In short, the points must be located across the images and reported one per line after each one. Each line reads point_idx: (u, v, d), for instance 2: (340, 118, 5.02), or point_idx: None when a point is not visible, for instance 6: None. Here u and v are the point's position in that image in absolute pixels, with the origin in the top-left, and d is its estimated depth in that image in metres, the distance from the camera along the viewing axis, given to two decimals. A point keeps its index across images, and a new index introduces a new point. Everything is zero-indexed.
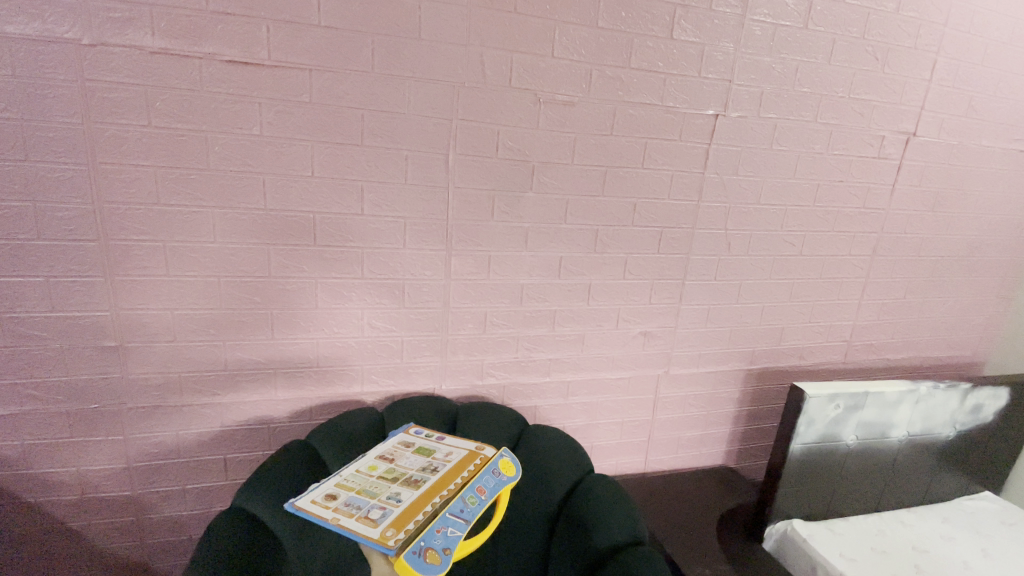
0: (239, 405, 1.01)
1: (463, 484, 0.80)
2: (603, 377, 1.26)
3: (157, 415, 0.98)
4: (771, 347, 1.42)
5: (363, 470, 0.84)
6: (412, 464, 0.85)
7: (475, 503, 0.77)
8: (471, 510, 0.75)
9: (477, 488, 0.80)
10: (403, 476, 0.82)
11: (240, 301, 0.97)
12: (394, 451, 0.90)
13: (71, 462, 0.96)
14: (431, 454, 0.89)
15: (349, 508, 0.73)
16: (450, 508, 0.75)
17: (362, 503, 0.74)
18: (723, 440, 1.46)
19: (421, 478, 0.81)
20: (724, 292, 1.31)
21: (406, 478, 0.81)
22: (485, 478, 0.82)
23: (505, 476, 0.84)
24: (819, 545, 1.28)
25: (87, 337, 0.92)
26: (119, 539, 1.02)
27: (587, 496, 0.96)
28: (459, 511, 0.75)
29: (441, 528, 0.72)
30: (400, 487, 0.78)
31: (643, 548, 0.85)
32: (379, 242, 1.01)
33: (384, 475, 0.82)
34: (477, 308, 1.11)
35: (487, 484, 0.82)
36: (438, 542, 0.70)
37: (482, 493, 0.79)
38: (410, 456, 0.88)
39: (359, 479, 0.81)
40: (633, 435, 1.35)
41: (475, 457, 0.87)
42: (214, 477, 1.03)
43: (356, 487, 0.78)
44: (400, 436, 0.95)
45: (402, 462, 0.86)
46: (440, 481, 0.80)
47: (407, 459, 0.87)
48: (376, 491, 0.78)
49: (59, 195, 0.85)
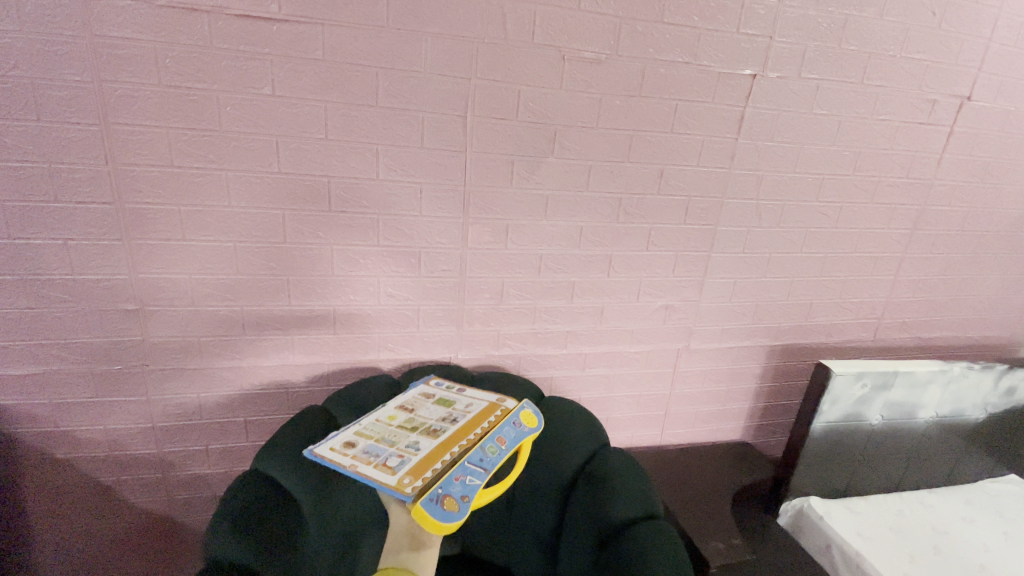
0: (258, 370, 1.02)
1: (483, 435, 0.80)
2: (621, 351, 1.23)
3: (179, 377, 0.99)
4: (798, 323, 1.37)
5: (382, 420, 0.84)
6: (432, 414, 0.85)
7: (496, 452, 0.76)
8: (491, 459, 0.74)
9: (497, 438, 0.79)
10: (422, 425, 0.82)
11: (258, 266, 0.96)
12: (415, 401, 0.90)
13: (97, 421, 0.98)
14: (451, 405, 0.89)
15: (367, 456, 0.73)
16: (468, 457, 0.74)
17: (380, 451, 0.74)
18: (742, 415, 1.44)
19: (440, 429, 0.81)
20: (752, 265, 1.26)
21: (425, 428, 0.81)
22: (505, 429, 0.81)
23: (525, 428, 0.83)
24: (835, 523, 1.27)
25: (108, 300, 0.92)
26: (147, 495, 1.05)
27: (599, 469, 0.95)
28: (479, 460, 0.73)
29: (459, 476, 0.70)
30: (419, 438, 0.78)
31: (653, 523, 0.85)
32: (395, 208, 0.98)
33: (404, 424, 0.82)
34: (493, 278, 1.08)
35: (507, 434, 0.81)
36: (456, 489, 0.68)
37: (502, 443, 0.78)
38: (430, 407, 0.88)
39: (377, 428, 0.81)
40: (651, 408, 1.33)
41: (496, 409, 0.86)
42: (236, 438, 1.06)
43: (375, 436, 0.78)
44: (421, 387, 0.96)
45: (421, 413, 0.86)
46: (458, 432, 0.80)
47: (427, 411, 0.87)
48: (394, 440, 0.78)
49: (74, 156, 0.84)
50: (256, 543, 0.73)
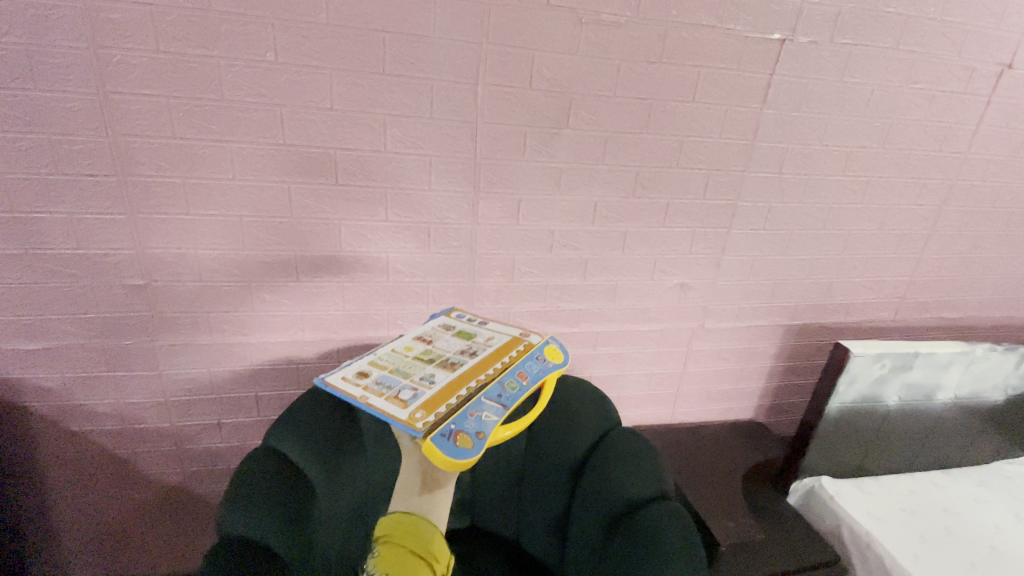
0: (268, 346, 1.02)
1: (502, 369, 0.78)
2: (634, 329, 1.21)
3: (189, 352, 0.99)
4: (816, 301, 1.33)
5: (399, 350, 0.83)
6: (450, 347, 0.84)
7: (515, 388, 0.74)
8: (510, 395, 0.72)
9: (517, 373, 0.77)
10: (439, 358, 0.81)
11: (265, 241, 0.94)
12: (434, 333, 0.89)
13: (110, 395, 0.98)
14: (471, 338, 0.87)
15: (380, 387, 0.72)
16: (485, 393, 0.72)
17: (393, 383, 0.74)
18: (755, 394, 1.42)
19: (457, 362, 0.79)
20: (772, 242, 1.21)
21: (442, 361, 0.79)
22: (528, 364, 0.79)
23: (550, 363, 0.81)
24: (845, 502, 1.27)
25: (115, 274, 0.91)
26: (162, 466, 1.06)
27: (609, 449, 0.94)
28: (497, 396, 0.72)
29: (474, 412, 0.69)
30: (435, 370, 0.77)
31: (663, 505, 0.84)
32: (403, 182, 0.95)
33: (420, 356, 0.81)
34: (505, 255, 1.05)
35: (529, 369, 0.79)
36: (471, 426, 0.66)
37: (523, 379, 0.76)
38: (449, 341, 0.86)
39: (393, 358, 0.80)
40: (662, 386, 1.32)
41: (518, 343, 0.84)
42: (248, 413, 1.06)
43: (389, 367, 0.78)
44: (441, 319, 0.95)
45: (440, 345, 0.85)
46: (476, 366, 0.78)
47: (445, 344, 0.85)
48: (409, 372, 0.77)
49: (73, 126, 0.82)
50: (272, 519, 0.74)
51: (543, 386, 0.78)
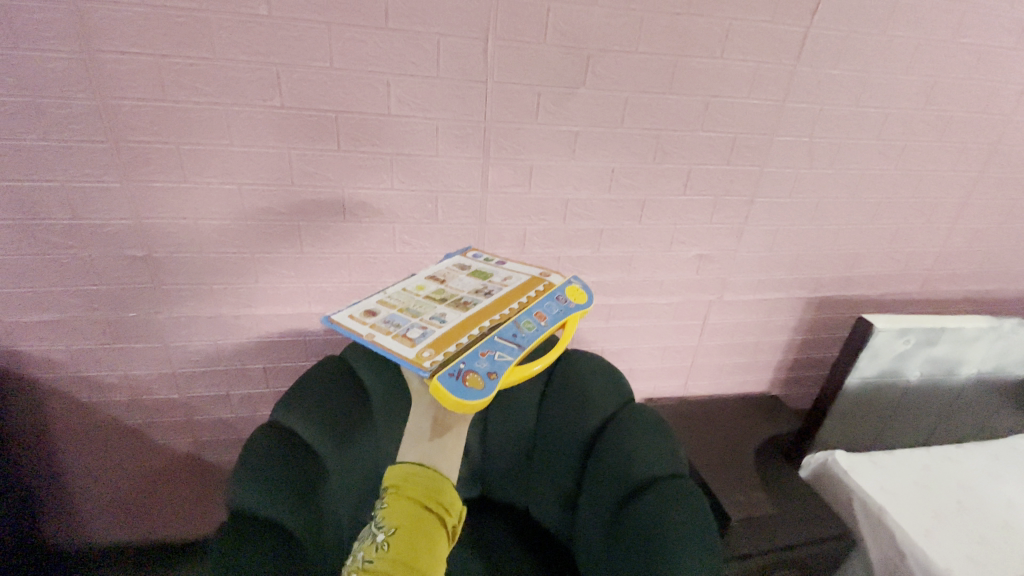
0: (274, 318, 0.99)
1: (519, 308, 0.73)
2: (649, 302, 1.17)
3: (194, 324, 0.97)
4: (840, 273, 1.28)
5: (410, 289, 0.79)
6: (465, 286, 0.79)
7: (532, 328, 0.69)
8: (526, 335, 0.68)
9: (535, 314, 0.72)
10: (452, 296, 0.76)
11: (267, 211, 0.90)
12: (448, 272, 0.84)
13: (118, 367, 0.97)
14: (487, 277, 0.82)
15: (387, 325, 0.69)
16: (499, 333, 0.68)
17: (402, 321, 0.70)
18: (771, 367, 1.39)
19: (471, 301, 0.75)
20: (797, 212, 1.15)
21: (455, 300, 0.75)
22: (547, 304, 0.74)
23: (571, 304, 0.76)
24: (858, 477, 1.24)
25: (115, 245, 0.88)
26: (174, 436, 1.07)
27: (623, 425, 0.92)
28: (511, 335, 0.68)
29: (486, 353, 0.65)
30: (447, 309, 0.73)
31: (676, 484, 0.82)
32: (410, 147, 0.90)
33: (432, 295, 0.77)
34: (516, 224, 1.01)
35: (548, 309, 0.74)
36: (482, 366, 0.63)
37: (540, 319, 0.71)
38: (463, 280, 0.81)
39: (403, 297, 0.76)
40: (676, 359, 1.29)
41: (538, 283, 0.79)
42: (257, 384, 1.05)
43: (399, 305, 0.74)
44: (457, 259, 0.90)
45: (454, 284, 0.80)
46: (491, 305, 0.73)
47: (459, 283, 0.80)
48: (419, 310, 0.73)
49: (59, 88, 0.77)
50: (282, 495, 0.73)
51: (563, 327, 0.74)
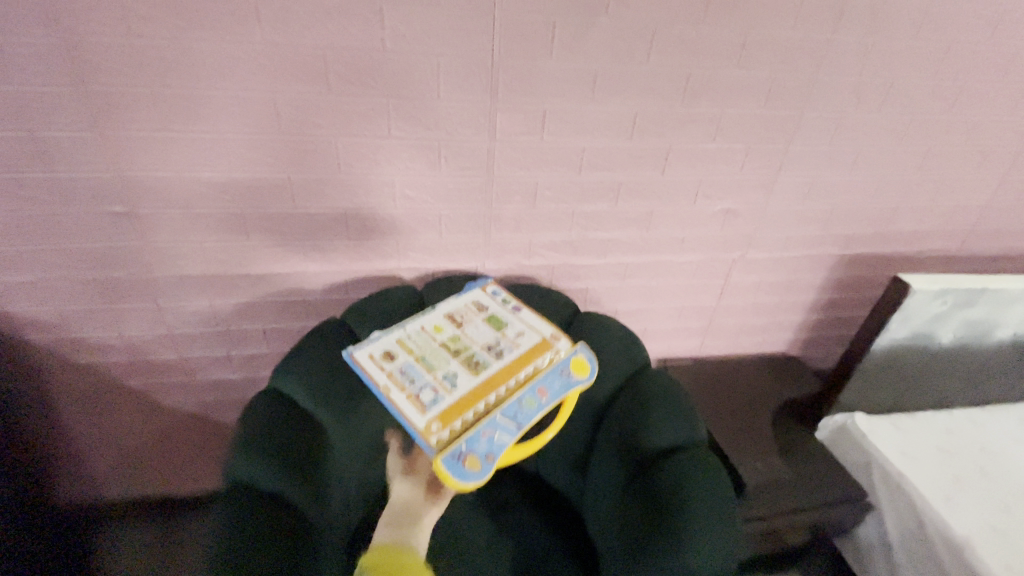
0: (270, 277, 0.94)
1: (525, 382, 0.74)
2: (667, 260, 1.10)
3: (187, 284, 0.92)
4: (876, 229, 1.18)
5: (427, 330, 0.81)
6: (478, 338, 0.80)
7: (534, 408, 0.70)
8: (527, 414, 0.69)
9: (538, 388, 0.73)
10: (464, 352, 0.77)
11: (255, 162, 0.83)
12: (464, 313, 0.84)
13: (112, 328, 0.94)
14: (501, 329, 0.82)
15: (402, 378, 0.72)
16: (502, 409, 0.69)
17: (416, 375, 0.73)
18: (792, 328, 1.33)
19: (482, 364, 0.76)
20: (835, 161, 1.05)
21: (468, 358, 0.76)
22: (551, 379, 0.74)
23: (574, 378, 0.75)
24: (879, 442, 1.18)
25: (95, 201, 0.82)
26: (177, 396, 1.05)
27: (636, 393, 0.86)
28: (513, 414, 0.69)
29: (488, 432, 0.66)
30: (458, 369, 0.74)
31: (690, 457, 0.78)
32: (408, 90, 0.80)
33: (448, 344, 0.79)
34: (526, 177, 0.92)
35: (551, 385, 0.74)
36: (482, 447, 0.65)
37: (542, 396, 0.72)
38: (479, 327, 0.82)
39: (420, 340, 0.78)
40: (693, 320, 1.23)
41: (548, 351, 0.78)
42: (257, 345, 1.02)
43: (416, 353, 0.76)
44: (475, 293, 0.89)
45: (469, 333, 0.81)
46: (500, 373, 0.74)
47: (474, 331, 0.81)
48: (433, 363, 0.75)
49: (7, 22, 0.67)
50: (278, 465, 0.71)
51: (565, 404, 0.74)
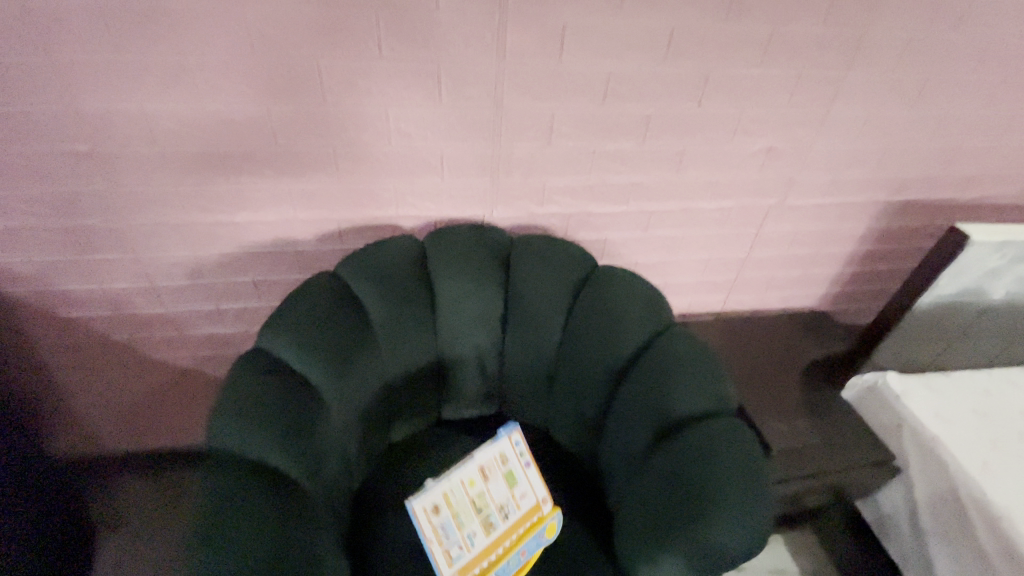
0: (256, 226, 0.86)
1: (518, 538, 0.73)
2: (695, 208, 0.98)
3: (166, 233, 0.84)
4: (933, 172, 1.05)
5: (463, 476, 0.69)
6: (498, 493, 0.72)
7: (518, 562, 0.73)
8: (509, 568, 0.72)
9: (524, 550, 0.74)
10: (485, 509, 0.71)
11: (228, 93, 0.72)
12: (496, 462, 0.73)
13: (89, 281, 0.87)
14: (517, 480, 0.74)
15: (439, 535, 0.66)
16: (497, 569, 0.70)
17: (449, 534, 0.67)
18: (826, 282, 1.23)
19: (494, 523, 0.71)
20: (898, 92, 0.91)
21: (491, 514, 0.71)
22: (534, 540, 0.75)
23: (545, 537, 0.76)
24: (912, 403, 1.10)
25: (51, 139, 0.73)
26: (169, 351, 1.00)
27: (659, 355, 0.78)
28: (501, 572, 0.71)
29: None
30: (480, 531, 0.69)
31: (716, 425, 0.71)
32: (401, 2, 0.67)
33: (476, 498, 0.70)
34: (540, 110, 0.80)
35: (530, 543, 0.74)
36: None
37: (523, 554, 0.74)
38: (507, 473, 0.73)
39: (458, 491, 0.69)
40: (719, 273, 1.13)
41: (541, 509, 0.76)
42: (248, 299, 0.95)
43: (453, 508, 0.68)
44: (506, 440, 0.73)
45: (494, 484, 0.72)
46: (512, 530, 0.72)
47: (502, 477, 0.73)
48: (463, 523, 0.69)
49: None
50: (267, 431, 0.66)
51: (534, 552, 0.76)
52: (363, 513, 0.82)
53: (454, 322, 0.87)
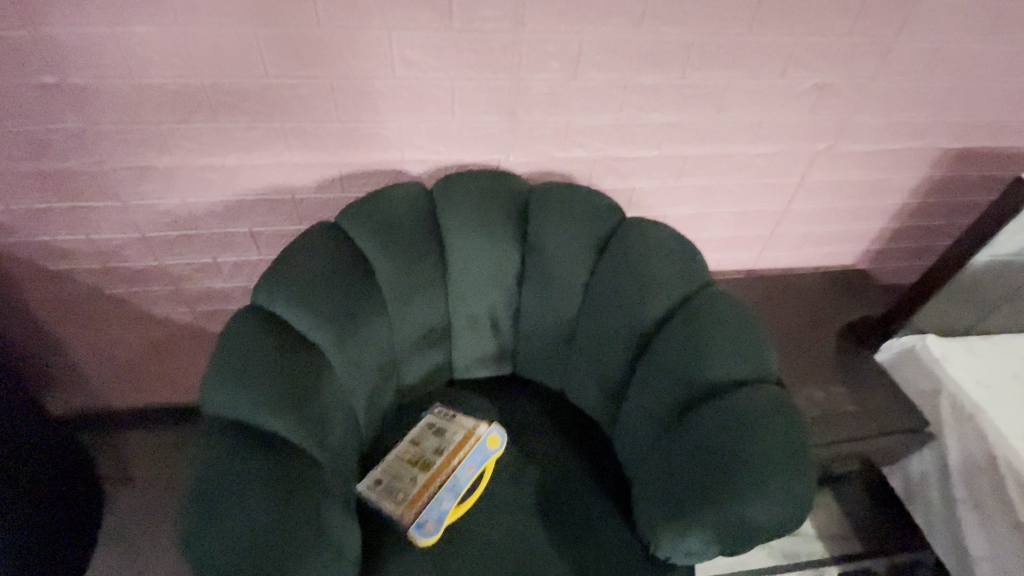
0: (249, 171, 0.78)
1: (460, 459, 0.79)
2: (734, 153, 0.88)
3: (152, 179, 0.77)
4: (1007, 113, 0.93)
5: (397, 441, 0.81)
6: (431, 439, 0.81)
7: (469, 477, 0.77)
8: (462, 483, 0.76)
9: (468, 465, 0.78)
10: (421, 453, 0.79)
11: (206, 13, 0.63)
12: (424, 422, 0.83)
13: (76, 231, 0.81)
14: (448, 424, 0.83)
15: (381, 483, 0.75)
16: (446, 487, 0.75)
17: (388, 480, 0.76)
18: (868, 238, 1.13)
19: (432, 459, 0.79)
20: (981, 15, 0.78)
21: (428, 457, 0.79)
22: (476, 454, 0.79)
23: (490, 450, 0.80)
24: (953, 368, 1.02)
25: (14, 70, 0.65)
26: (168, 306, 0.95)
27: (693, 318, 0.71)
28: (452, 486, 0.76)
29: (438, 504, 0.74)
30: (420, 473, 0.77)
31: (754, 396, 0.65)
32: None
33: (410, 448, 0.80)
34: (564, 35, 0.70)
35: (475, 459, 0.79)
36: (433, 512, 0.73)
37: (470, 468, 0.78)
38: (436, 428, 0.82)
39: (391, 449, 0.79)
40: (753, 228, 1.04)
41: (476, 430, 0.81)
42: (246, 252, 0.89)
43: (387, 462, 0.78)
44: (428, 407, 0.85)
45: (424, 435, 0.82)
46: (452, 458, 0.79)
47: (433, 432, 0.82)
48: (403, 469, 0.77)
49: None
50: (266, 395, 0.62)
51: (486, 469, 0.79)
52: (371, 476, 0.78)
53: (466, 279, 0.80)
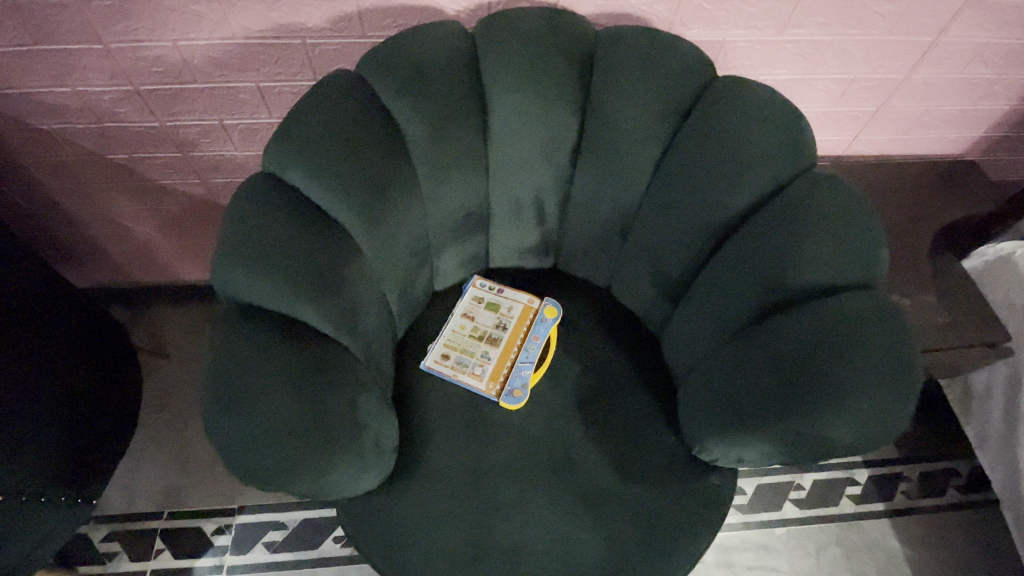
0: (248, 5, 0.63)
1: (526, 331, 0.76)
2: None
3: (133, 16, 0.63)
4: None
5: (454, 323, 0.77)
6: (488, 317, 0.77)
7: (539, 346, 0.75)
8: (535, 352, 0.74)
9: (534, 336, 0.76)
10: (483, 331, 0.76)
11: None
12: (474, 304, 0.78)
13: (58, 81, 0.70)
14: (501, 301, 0.79)
15: (457, 364, 0.74)
16: (521, 358, 0.74)
17: (462, 359, 0.74)
18: (994, 123, 0.93)
19: (496, 334, 0.76)
20: None
21: (491, 333, 0.76)
22: (538, 325, 0.76)
23: (551, 319, 0.77)
24: None
25: None
26: (177, 177, 0.87)
27: (787, 209, 0.59)
28: (528, 356, 0.74)
29: (518, 371, 0.73)
30: (490, 348, 0.75)
31: (854, 303, 0.55)
32: None
33: (471, 328, 0.77)
34: None
35: (539, 330, 0.76)
36: (517, 379, 0.72)
37: (538, 337, 0.76)
38: (487, 304, 0.78)
39: (452, 332, 0.76)
40: (854, 103, 0.86)
41: (532, 303, 0.78)
42: (254, 113, 0.77)
43: (453, 344, 0.75)
44: (472, 290, 0.80)
45: (481, 314, 0.78)
46: (517, 331, 0.76)
47: (486, 309, 0.78)
48: (472, 347, 0.75)
49: None
50: (292, 277, 0.55)
51: (550, 338, 0.77)
52: (403, 367, 0.74)
53: (512, 153, 0.68)
